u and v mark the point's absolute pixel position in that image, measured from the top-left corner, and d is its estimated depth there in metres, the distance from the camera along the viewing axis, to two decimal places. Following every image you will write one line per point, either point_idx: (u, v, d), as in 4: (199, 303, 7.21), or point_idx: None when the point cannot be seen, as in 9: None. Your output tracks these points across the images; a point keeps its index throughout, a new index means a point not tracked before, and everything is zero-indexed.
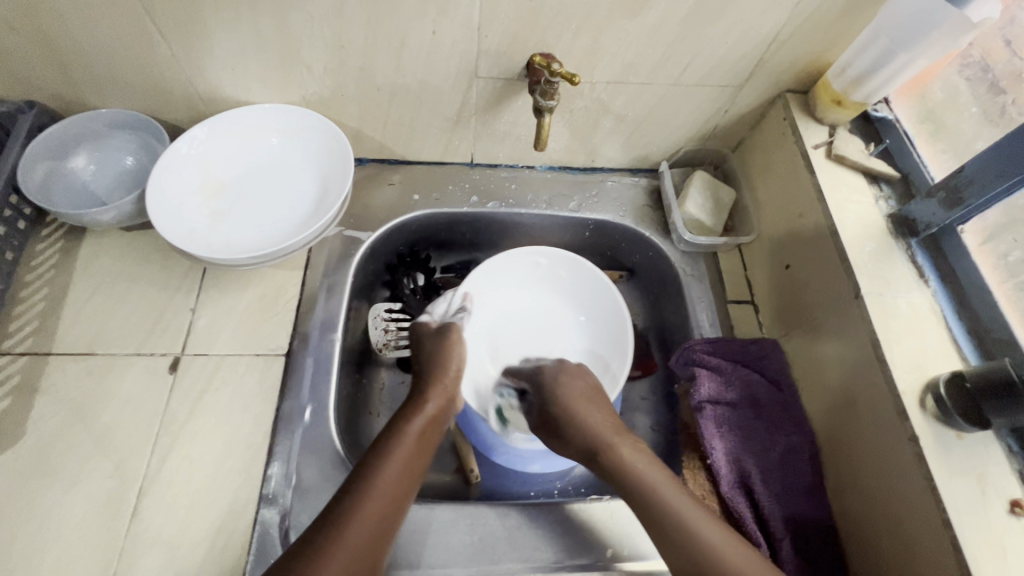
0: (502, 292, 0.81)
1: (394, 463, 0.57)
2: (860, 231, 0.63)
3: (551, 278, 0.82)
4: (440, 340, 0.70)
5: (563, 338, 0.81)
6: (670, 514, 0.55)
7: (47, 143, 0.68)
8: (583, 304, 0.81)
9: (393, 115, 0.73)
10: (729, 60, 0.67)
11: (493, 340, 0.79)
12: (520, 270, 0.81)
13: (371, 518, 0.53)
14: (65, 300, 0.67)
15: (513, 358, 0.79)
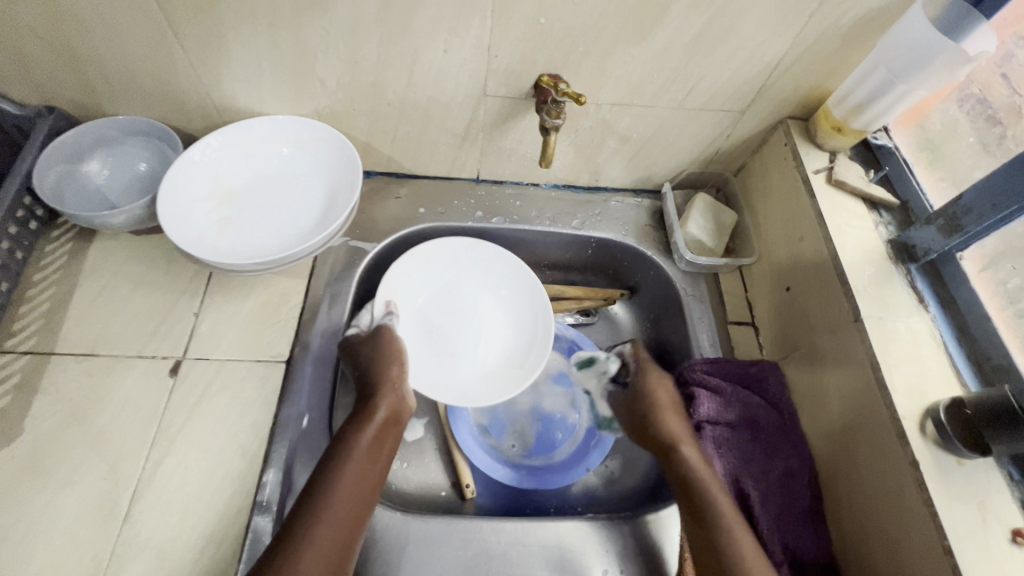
0: (417, 286, 0.79)
1: (349, 475, 0.57)
2: (860, 256, 0.63)
3: (461, 265, 0.81)
4: (375, 343, 0.66)
5: (484, 316, 0.80)
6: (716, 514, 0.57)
7: (63, 148, 0.70)
8: (497, 282, 0.81)
9: (402, 130, 0.75)
10: (731, 86, 0.69)
11: (423, 333, 0.77)
12: (430, 264, 0.79)
13: (334, 532, 0.54)
14: (70, 301, 0.68)
15: (443, 346, 0.77)
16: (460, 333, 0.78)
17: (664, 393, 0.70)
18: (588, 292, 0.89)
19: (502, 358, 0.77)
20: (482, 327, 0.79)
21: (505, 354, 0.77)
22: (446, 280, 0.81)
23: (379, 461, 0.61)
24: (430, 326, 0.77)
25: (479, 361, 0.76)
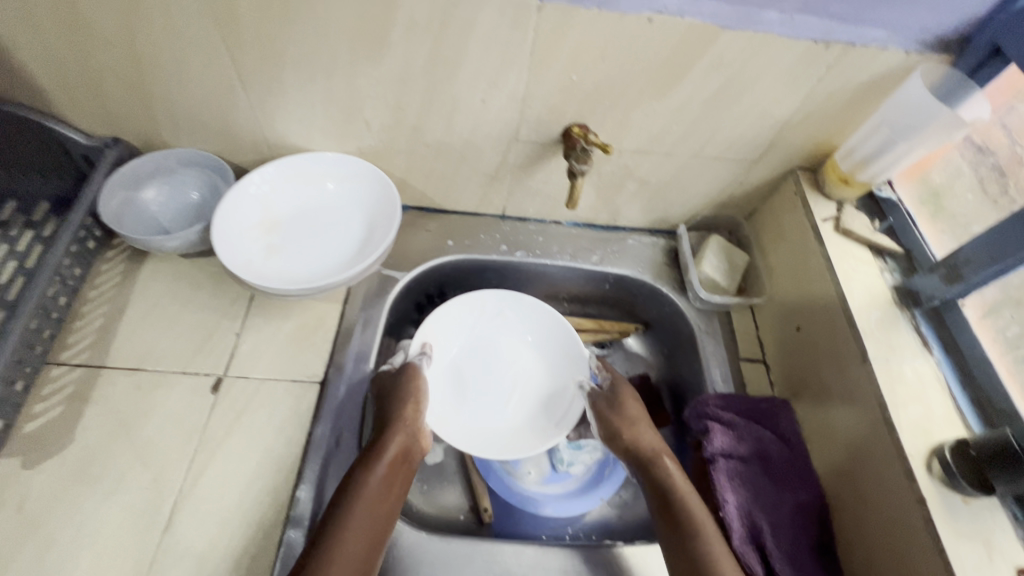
0: (459, 332, 0.82)
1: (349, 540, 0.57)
2: (867, 301, 0.67)
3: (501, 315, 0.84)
4: (397, 380, 0.70)
5: (518, 370, 0.82)
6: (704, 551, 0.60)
7: (124, 176, 0.76)
8: (533, 334, 0.84)
9: (437, 169, 0.80)
10: (745, 138, 0.74)
11: (456, 378, 0.80)
12: (472, 311, 0.83)
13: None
14: (121, 317, 0.72)
15: (473, 396, 0.79)
16: (495, 383, 0.81)
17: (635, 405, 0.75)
18: (604, 325, 0.93)
19: (527, 417, 0.79)
20: (518, 381, 0.81)
21: (537, 413, 0.79)
22: (484, 328, 0.83)
23: (383, 517, 0.61)
24: (463, 374, 0.80)
25: (504, 414, 0.79)
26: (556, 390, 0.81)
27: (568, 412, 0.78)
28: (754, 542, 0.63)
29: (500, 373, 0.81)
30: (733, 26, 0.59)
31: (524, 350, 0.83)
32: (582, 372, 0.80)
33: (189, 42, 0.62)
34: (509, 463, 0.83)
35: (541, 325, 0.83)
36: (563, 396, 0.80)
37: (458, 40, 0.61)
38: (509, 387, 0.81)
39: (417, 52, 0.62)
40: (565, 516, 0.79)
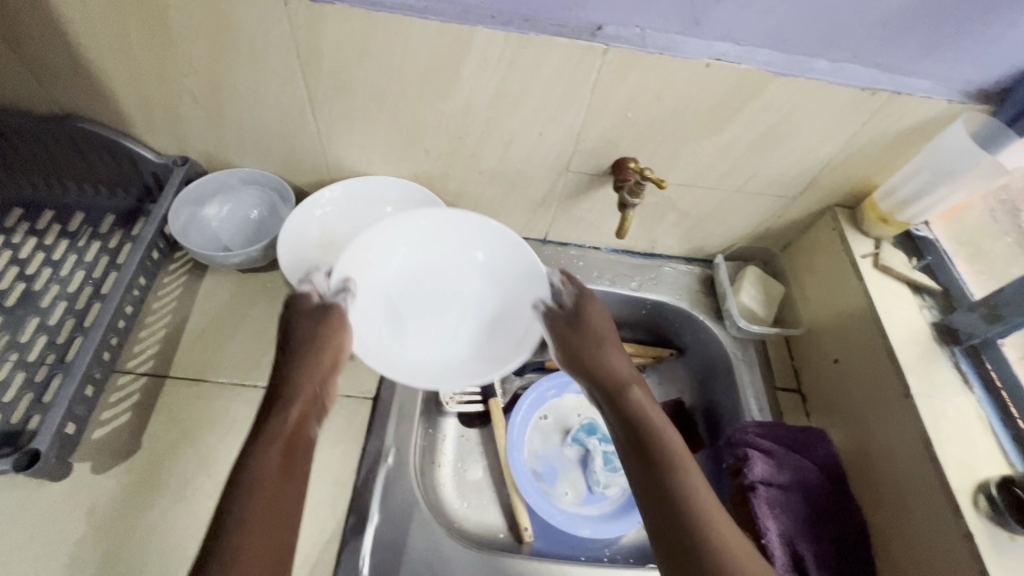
0: (404, 253, 0.75)
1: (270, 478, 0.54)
2: (908, 336, 0.69)
3: (440, 238, 0.76)
4: (314, 324, 0.66)
5: (468, 287, 0.78)
6: (677, 481, 0.57)
7: (191, 194, 0.79)
8: (491, 252, 0.76)
9: (487, 194, 0.84)
10: (787, 176, 0.77)
11: (391, 303, 0.75)
12: (416, 234, 0.74)
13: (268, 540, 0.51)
14: (183, 328, 0.75)
15: (415, 322, 0.76)
16: (451, 306, 0.77)
17: (604, 331, 0.72)
18: (638, 349, 0.94)
19: (471, 347, 0.76)
20: (467, 305, 0.77)
21: (486, 340, 0.76)
22: (436, 257, 0.77)
23: (301, 449, 0.59)
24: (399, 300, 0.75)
25: (454, 343, 0.76)
26: (516, 287, 0.76)
27: (526, 333, 0.74)
28: (797, 571, 0.65)
29: (456, 303, 0.77)
30: (787, 73, 0.62)
31: (476, 277, 0.78)
32: (542, 290, 0.74)
33: (270, 71, 0.65)
34: (546, 483, 0.85)
35: (479, 224, 0.75)
36: (518, 308, 0.76)
37: (524, 77, 0.64)
38: (464, 294, 0.78)
39: (483, 88, 0.66)
40: (602, 539, 0.80)
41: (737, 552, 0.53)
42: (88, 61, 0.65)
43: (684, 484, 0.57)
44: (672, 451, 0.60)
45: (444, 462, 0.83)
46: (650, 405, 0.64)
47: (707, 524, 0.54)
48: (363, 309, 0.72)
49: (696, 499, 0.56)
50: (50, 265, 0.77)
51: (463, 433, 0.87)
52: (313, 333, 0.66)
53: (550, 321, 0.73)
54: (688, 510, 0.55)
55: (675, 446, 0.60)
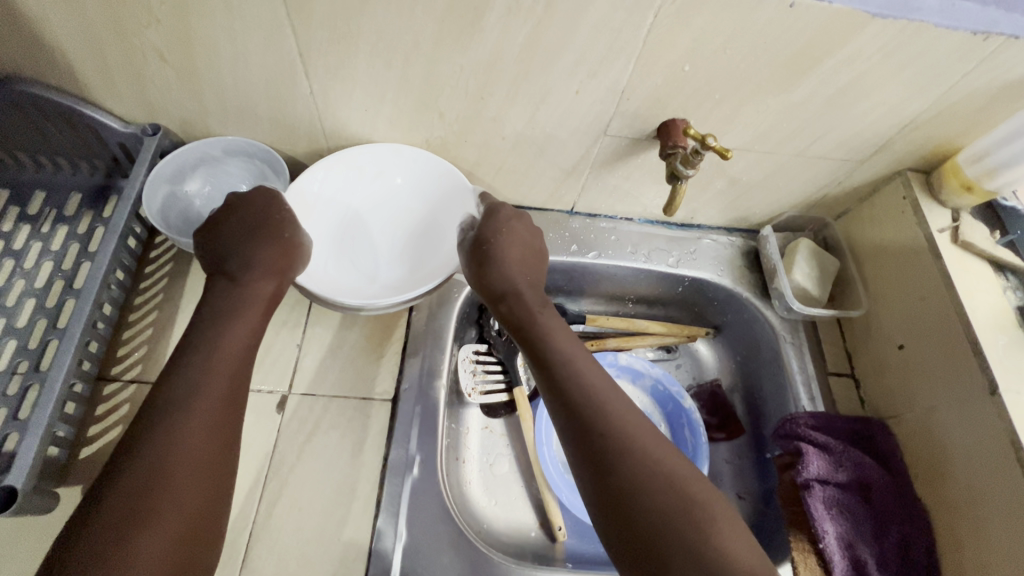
0: (347, 195, 0.71)
1: (199, 408, 0.47)
2: (992, 323, 0.62)
3: (384, 184, 0.73)
4: (260, 203, 0.64)
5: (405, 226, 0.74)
6: (578, 391, 0.54)
7: (168, 168, 0.68)
8: (426, 195, 0.73)
9: (510, 162, 0.73)
10: (859, 137, 0.67)
11: (336, 241, 0.71)
12: (349, 178, 0.71)
13: (199, 481, 0.45)
14: (173, 327, 0.66)
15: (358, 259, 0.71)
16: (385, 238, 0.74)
17: (509, 240, 0.67)
18: (672, 329, 0.87)
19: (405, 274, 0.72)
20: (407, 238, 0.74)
21: (418, 265, 0.72)
22: (375, 196, 0.73)
23: (244, 390, 0.51)
24: (344, 240, 0.71)
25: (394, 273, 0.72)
26: (442, 224, 0.74)
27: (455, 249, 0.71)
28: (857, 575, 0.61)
29: (390, 235, 0.74)
30: (888, 14, 0.50)
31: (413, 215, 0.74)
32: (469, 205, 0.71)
33: (247, 20, 0.53)
34: None
35: (424, 184, 0.72)
36: (444, 233, 0.73)
37: (564, 23, 0.52)
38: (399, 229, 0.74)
39: (511, 37, 0.54)
40: None
41: (636, 436, 0.51)
42: (18, 8, 0.52)
43: (591, 395, 0.53)
44: (571, 361, 0.56)
45: (470, 457, 0.77)
46: (551, 318, 0.61)
47: (612, 425, 0.51)
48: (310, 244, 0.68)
49: (594, 397, 0.53)
50: (11, 256, 0.67)
51: (487, 425, 0.80)
52: (262, 218, 0.63)
53: (463, 247, 0.69)
54: (589, 409, 0.52)
55: (573, 353, 0.58)
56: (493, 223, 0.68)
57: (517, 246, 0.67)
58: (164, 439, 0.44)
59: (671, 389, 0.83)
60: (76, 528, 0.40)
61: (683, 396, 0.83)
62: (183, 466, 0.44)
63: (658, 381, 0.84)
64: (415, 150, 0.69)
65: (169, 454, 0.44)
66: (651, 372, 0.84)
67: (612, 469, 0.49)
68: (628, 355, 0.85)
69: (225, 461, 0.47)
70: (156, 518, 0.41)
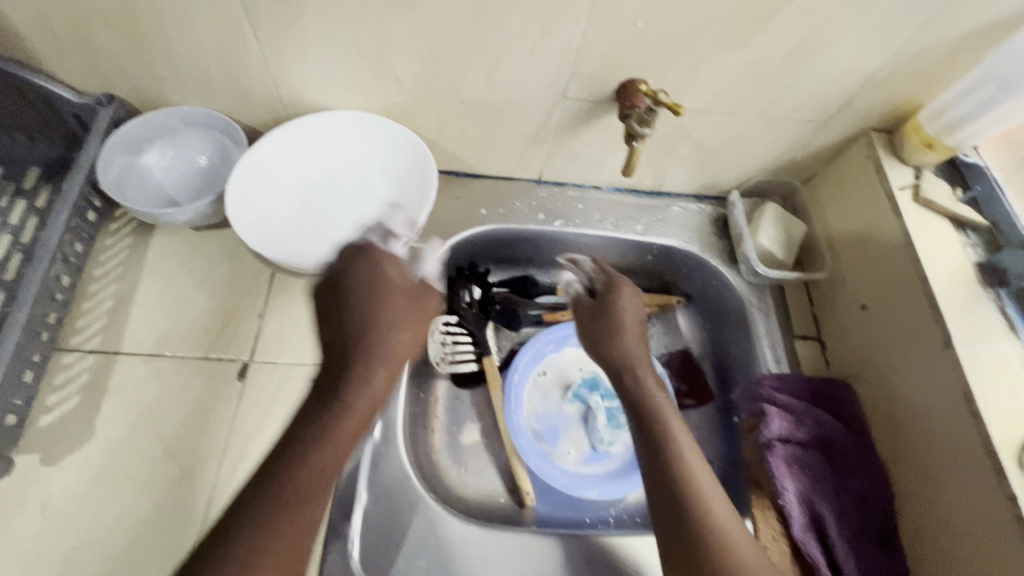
0: (305, 161, 0.69)
1: (321, 464, 0.48)
2: (950, 280, 0.62)
3: (343, 151, 0.71)
4: (370, 269, 0.59)
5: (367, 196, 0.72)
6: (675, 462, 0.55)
7: (124, 138, 0.67)
8: (389, 165, 0.72)
9: (472, 129, 0.72)
10: (821, 96, 0.66)
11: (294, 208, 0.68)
12: (307, 144, 0.69)
13: (292, 546, 0.45)
14: (133, 298, 0.66)
15: (318, 227, 0.68)
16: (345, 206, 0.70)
17: (625, 316, 0.70)
18: (643, 299, 0.86)
19: (366, 241, 0.68)
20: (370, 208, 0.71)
21: (380, 233, 0.69)
22: (335, 165, 0.71)
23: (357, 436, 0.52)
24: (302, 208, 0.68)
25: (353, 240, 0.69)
26: (406, 194, 0.71)
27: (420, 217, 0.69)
28: (815, 529, 0.61)
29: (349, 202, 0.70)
30: None
31: (375, 185, 0.72)
32: (432, 172, 0.69)
33: None
34: (547, 444, 0.80)
35: (385, 154, 0.71)
36: (408, 203, 0.71)
37: None
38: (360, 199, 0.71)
39: None
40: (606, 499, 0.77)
41: (696, 498, 0.53)
42: None
43: (690, 469, 0.55)
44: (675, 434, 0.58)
45: (438, 427, 0.78)
46: (659, 389, 0.63)
47: (690, 489, 0.53)
48: (265, 209, 0.65)
49: (681, 461, 0.56)
50: None
51: (456, 395, 0.80)
52: (374, 281, 0.58)
53: (580, 313, 0.73)
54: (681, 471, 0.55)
55: (664, 410, 0.60)
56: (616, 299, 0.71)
57: (633, 315, 0.70)
58: (293, 502, 0.46)
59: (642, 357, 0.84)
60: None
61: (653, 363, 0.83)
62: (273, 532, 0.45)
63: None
64: (375, 118, 0.69)
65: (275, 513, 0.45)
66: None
67: (701, 540, 0.50)
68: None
69: (316, 501, 0.47)
70: None
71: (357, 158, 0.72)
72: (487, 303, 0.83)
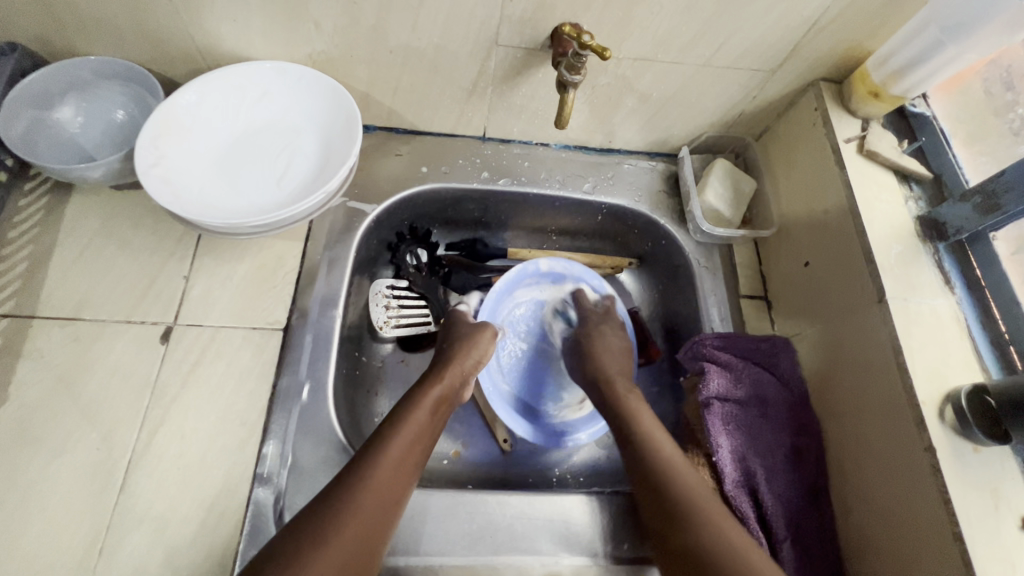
0: (226, 117, 0.65)
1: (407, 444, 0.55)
2: (888, 233, 0.60)
3: (266, 106, 0.67)
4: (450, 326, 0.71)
5: (293, 149, 0.67)
6: (658, 463, 0.55)
7: (31, 91, 0.63)
8: (315, 116, 0.67)
9: (405, 81, 0.68)
10: (767, 42, 0.63)
11: (215, 166, 0.64)
12: (227, 98, 0.65)
13: (365, 518, 0.48)
14: (49, 261, 0.63)
15: (240, 184, 0.64)
16: (270, 161, 0.66)
17: (602, 346, 0.71)
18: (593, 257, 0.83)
19: (291, 198, 0.64)
20: (295, 161, 0.66)
21: (306, 187, 0.65)
22: (259, 120, 0.67)
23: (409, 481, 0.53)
24: (224, 167, 0.64)
25: (278, 196, 0.64)
26: (333, 143, 0.66)
27: (343, 164, 0.64)
28: (747, 486, 0.61)
29: (274, 158, 0.66)
30: None
31: (302, 138, 0.67)
32: (354, 115, 0.64)
33: None
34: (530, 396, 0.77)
35: (309, 104, 0.67)
36: (333, 151, 0.66)
37: None
38: (287, 153, 0.67)
39: None
40: (554, 457, 0.75)
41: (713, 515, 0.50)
42: None
43: (675, 472, 0.54)
44: (654, 437, 0.58)
45: (382, 390, 0.76)
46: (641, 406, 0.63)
47: (695, 504, 0.51)
48: (181, 166, 0.62)
49: (678, 478, 0.53)
50: None
51: (403, 359, 0.79)
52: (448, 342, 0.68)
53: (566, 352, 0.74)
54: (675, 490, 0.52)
55: (654, 432, 0.59)
56: (594, 330, 0.73)
57: (610, 348, 0.71)
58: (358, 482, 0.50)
59: (591, 284, 0.80)
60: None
61: (605, 288, 0.80)
62: (350, 520, 0.48)
63: (578, 279, 0.79)
64: (297, 67, 0.64)
65: (339, 497, 0.49)
66: (571, 274, 0.79)
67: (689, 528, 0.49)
68: (549, 262, 0.78)
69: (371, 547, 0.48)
70: None
71: (282, 111, 0.67)
72: (437, 264, 0.81)
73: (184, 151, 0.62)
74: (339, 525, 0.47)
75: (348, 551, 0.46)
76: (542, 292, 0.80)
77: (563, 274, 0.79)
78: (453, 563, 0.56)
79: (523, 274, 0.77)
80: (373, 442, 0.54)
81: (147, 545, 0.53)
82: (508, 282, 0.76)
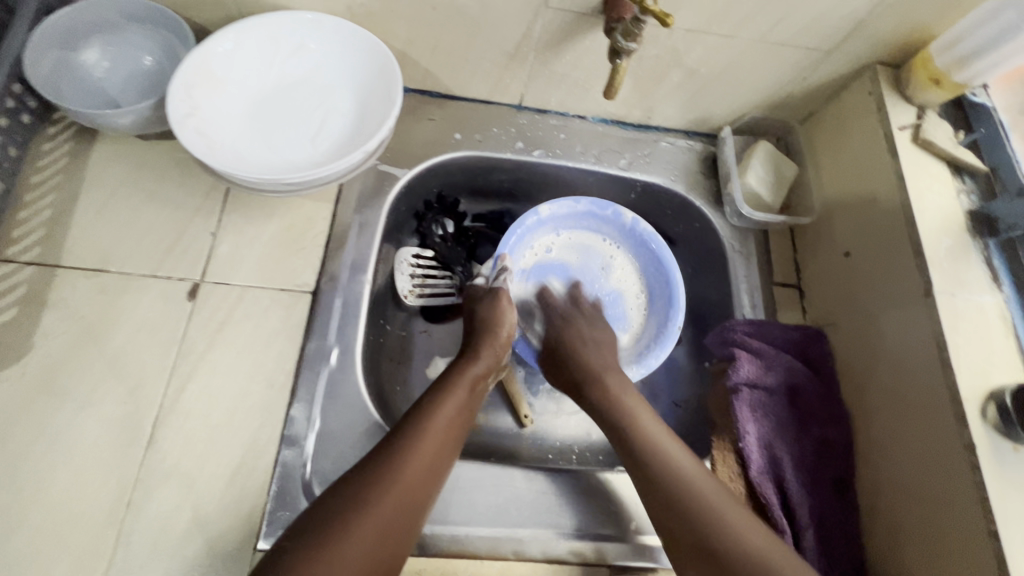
0: (259, 68, 0.63)
1: (441, 421, 0.55)
2: (938, 226, 0.59)
3: (302, 60, 0.64)
4: (491, 302, 0.67)
5: (326, 107, 0.64)
6: (654, 457, 0.55)
7: (57, 29, 0.60)
8: (352, 74, 0.65)
9: (445, 41, 0.65)
10: (830, 20, 0.60)
11: (248, 120, 0.62)
12: (262, 49, 0.62)
13: (403, 494, 0.49)
14: (73, 209, 0.61)
15: (273, 140, 0.62)
16: (303, 118, 0.64)
17: (580, 341, 0.67)
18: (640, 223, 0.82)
19: (324, 158, 0.62)
20: (330, 120, 0.64)
21: (340, 147, 0.63)
22: (293, 74, 0.64)
23: (445, 459, 0.54)
24: (257, 122, 0.62)
25: (311, 155, 0.62)
26: (370, 102, 0.64)
27: (380, 126, 0.61)
28: (773, 473, 0.60)
29: (307, 115, 0.64)
30: None
31: (337, 96, 0.65)
32: (393, 75, 0.61)
33: None
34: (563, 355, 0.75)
35: (347, 61, 0.64)
36: (370, 111, 0.63)
37: None
38: (320, 110, 0.64)
39: None
40: (574, 435, 0.74)
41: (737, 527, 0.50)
42: None
43: (639, 425, 0.58)
44: (648, 438, 0.57)
45: (404, 359, 0.74)
46: (636, 402, 0.61)
47: (704, 514, 0.50)
48: (213, 117, 0.59)
49: (682, 488, 0.52)
50: None
51: (426, 329, 0.77)
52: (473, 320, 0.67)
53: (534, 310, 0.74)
54: (679, 499, 0.52)
55: (657, 438, 0.57)
56: (570, 331, 0.69)
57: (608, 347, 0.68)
58: (396, 457, 0.51)
59: (606, 215, 0.76)
60: (282, 550, 0.44)
61: (621, 214, 0.75)
62: (396, 492, 0.49)
63: (591, 211, 0.76)
64: (336, 20, 0.61)
65: (383, 470, 0.50)
66: (580, 210, 0.75)
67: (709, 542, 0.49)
68: (550, 207, 0.74)
69: (409, 523, 0.49)
70: (345, 551, 0.45)
71: (317, 66, 0.65)
72: (462, 235, 0.80)
73: (218, 103, 0.60)
74: (387, 495, 0.48)
75: (395, 522, 0.48)
76: (547, 237, 0.77)
77: (574, 214, 0.75)
78: (477, 533, 0.57)
79: (529, 227, 0.74)
80: (414, 415, 0.55)
81: (174, 502, 0.52)
82: (510, 242, 0.72)
